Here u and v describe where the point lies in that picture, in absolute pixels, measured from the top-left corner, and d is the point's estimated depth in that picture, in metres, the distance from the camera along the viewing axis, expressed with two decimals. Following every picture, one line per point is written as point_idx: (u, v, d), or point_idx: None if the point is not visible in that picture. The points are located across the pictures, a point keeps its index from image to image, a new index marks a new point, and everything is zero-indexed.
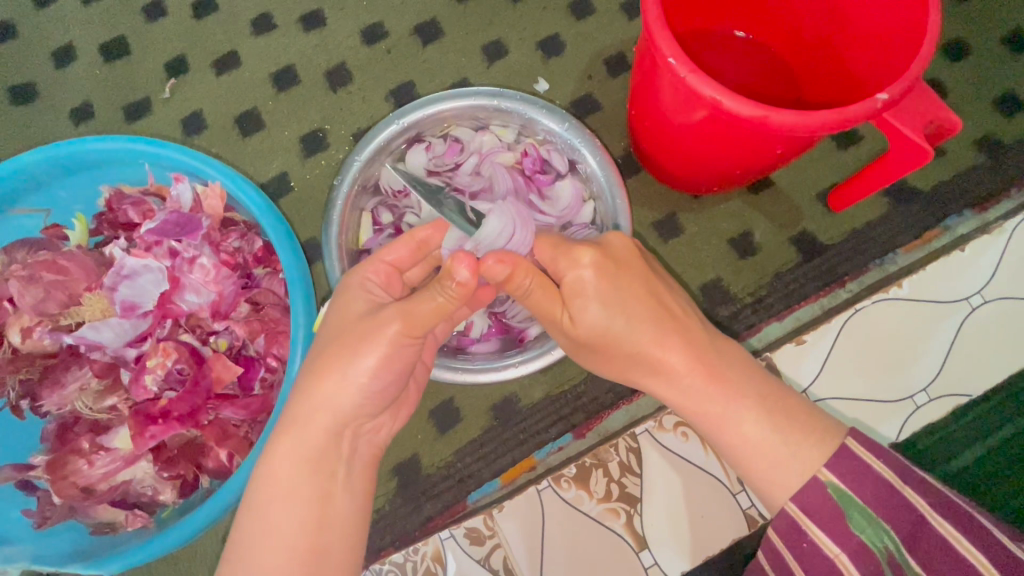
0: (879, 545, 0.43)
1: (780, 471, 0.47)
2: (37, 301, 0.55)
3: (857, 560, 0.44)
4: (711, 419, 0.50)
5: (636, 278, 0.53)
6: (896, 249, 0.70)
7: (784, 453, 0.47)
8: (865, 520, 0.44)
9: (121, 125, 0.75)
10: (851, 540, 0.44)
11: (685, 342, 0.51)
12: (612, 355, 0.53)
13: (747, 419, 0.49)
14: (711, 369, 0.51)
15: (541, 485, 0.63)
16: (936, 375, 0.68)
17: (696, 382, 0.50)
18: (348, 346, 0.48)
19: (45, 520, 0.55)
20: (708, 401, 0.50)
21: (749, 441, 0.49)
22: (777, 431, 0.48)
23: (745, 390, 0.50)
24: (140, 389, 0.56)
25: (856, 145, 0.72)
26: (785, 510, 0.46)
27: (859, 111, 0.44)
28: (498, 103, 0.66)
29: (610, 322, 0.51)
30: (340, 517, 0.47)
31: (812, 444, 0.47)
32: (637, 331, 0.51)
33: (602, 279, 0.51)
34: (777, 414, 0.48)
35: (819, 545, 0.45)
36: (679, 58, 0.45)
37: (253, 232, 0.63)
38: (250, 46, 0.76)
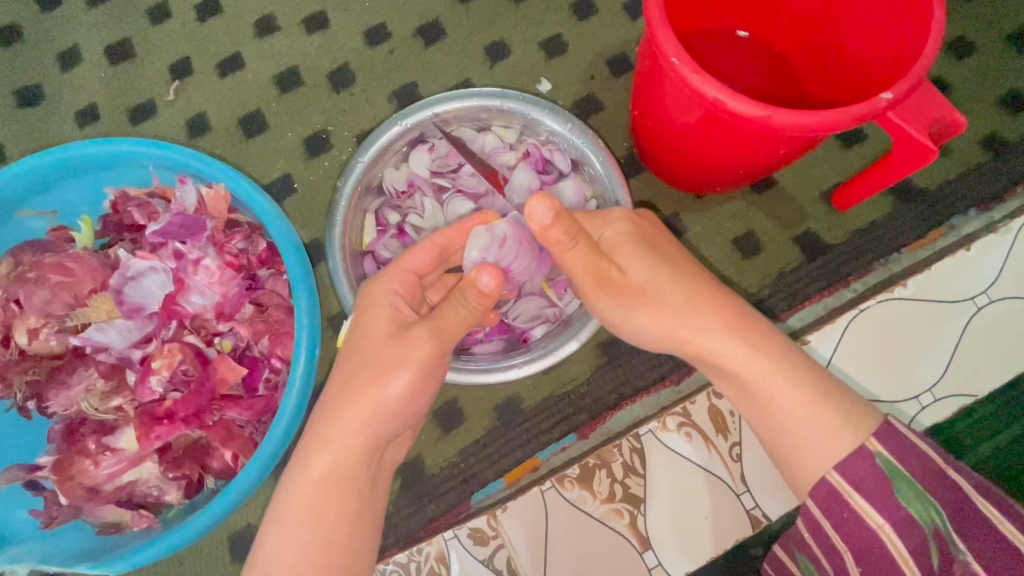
0: (928, 521, 0.42)
1: (832, 436, 0.45)
2: (44, 303, 0.56)
3: (902, 534, 0.42)
4: (761, 383, 0.48)
5: (675, 255, 0.54)
6: (901, 249, 0.69)
7: (837, 421, 0.46)
8: (914, 494, 0.42)
9: (126, 127, 0.75)
10: (897, 513, 0.42)
11: (733, 306, 0.50)
12: (655, 315, 0.51)
13: (799, 383, 0.47)
14: (761, 334, 0.49)
15: (544, 486, 0.63)
16: (941, 375, 0.68)
17: (749, 343, 0.48)
18: (383, 363, 0.48)
19: (51, 521, 0.56)
20: (760, 363, 0.48)
21: (801, 404, 0.46)
22: (827, 397, 0.47)
23: (792, 358, 0.48)
24: (145, 390, 0.56)
25: (861, 144, 0.72)
26: (826, 480, 0.45)
27: (862, 110, 0.44)
28: (500, 103, 0.66)
29: (655, 284, 0.51)
30: (364, 527, 0.47)
31: (861, 411, 0.46)
32: (685, 285, 0.51)
33: (647, 254, 0.52)
34: (818, 382, 0.47)
35: (861, 516, 0.43)
36: (682, 58, 0.45)
37: (256, 233, 0.63)
38: (254, 48, 0.77)
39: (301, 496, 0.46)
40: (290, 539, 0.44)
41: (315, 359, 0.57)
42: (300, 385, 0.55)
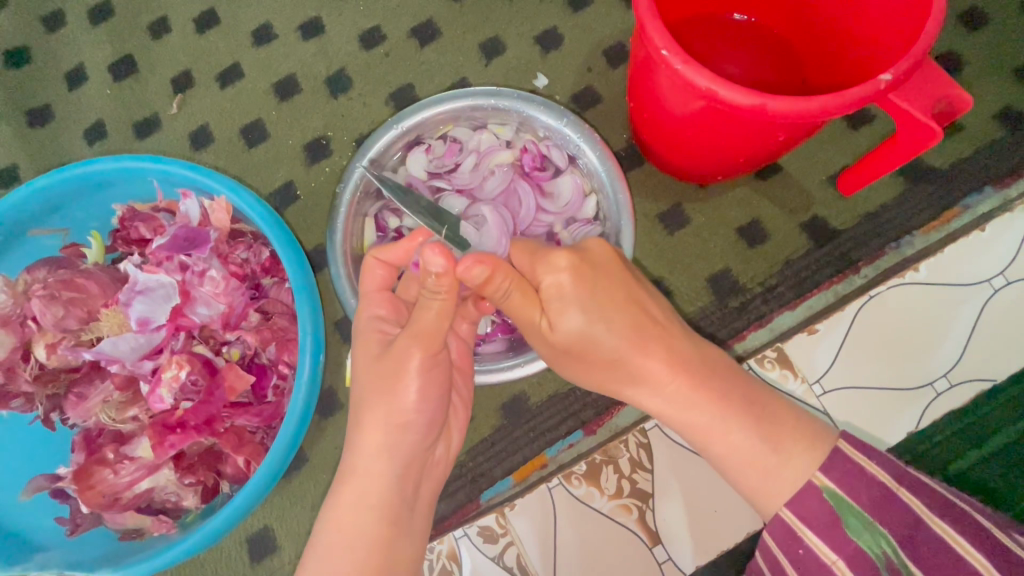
0: (878, 552, 0.41)
1: (771, 481, 0.45)
2: (58, 318, 0.58)
3: (853, 566, 0.42)
4: (697, 431, 0.48)
5: (617, 285, 0.50)
6: (913, 231, 0.67)
7: (774, 462, 0.45)
8: (862, 525, 0.42)
9: (132, 142, 0.77)
10: (847, 546, 0.42)
11: (664, 353, 0.49)
12: (591, 363, 0.51)
13: (737, 429, 0.47)
14: (696, 377, 0.48)
15: (552, 483, 0.63)
16: (957, 360, 0.66)
17: (682, 391, 0.48)
18: (383, 378, 0.49)
19: (77, 527, 0.58)
20: (692, 413, 0.48)
21: (739, 451, 0.46)
22: (767, 440, 0.46)
23: (731, 398, 0.47)
24: (156, 400, 0.57)
25: (868, 124, 0.70)
26: (779, 517, 0.45)
27: (861, 93, 0.43)
28: (496, 102, 0.65)
29: (590, 327, 0.48)
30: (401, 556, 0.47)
31: (802, 448, 0.45)
32: (619, 338, 0.48)
33: (577, 289, 0.48)
34: (764, 422, 0.46)
35: (815, 551, 0.43)
36: (672, 49, 0.44)
37: (259, 243, 0.64)
38: (252, 57, 0.78)
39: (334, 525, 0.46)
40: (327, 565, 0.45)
41: (320, 364, 0.59)
42: (306, 387, 0.57)
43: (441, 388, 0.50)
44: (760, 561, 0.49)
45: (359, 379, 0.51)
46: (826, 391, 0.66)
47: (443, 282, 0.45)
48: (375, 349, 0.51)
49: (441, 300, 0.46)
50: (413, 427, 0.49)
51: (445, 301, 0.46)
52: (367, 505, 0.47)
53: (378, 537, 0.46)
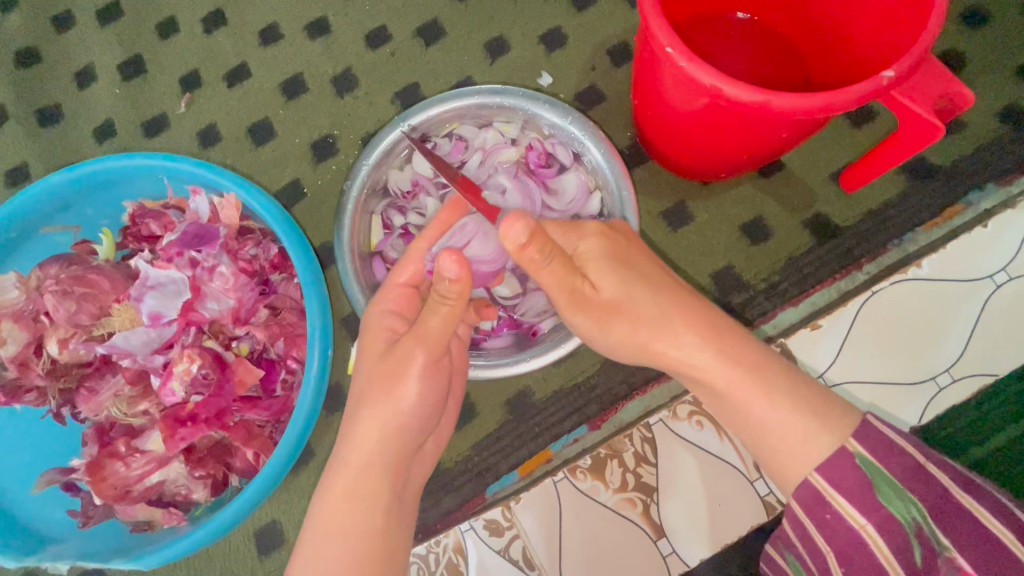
0: (908, 519, 0.43)
1: (809, 444, 0.46)
2: (71, 313, 0.58)
3: (884, 533, 0.44)
4: (736, 397, 0.49)
5: (652, 263, 0.53)
6: (916, 228, 0.68)
7: (813, 427, 0.46)
8: (894, 493, 0.44)
9: (141, 141, 0.78)
10: (879, 513, 0.44)
11: (705, 319, 0.51)
12: (627, 328, 0.51)
13: (773, 396, 0.48)
14: (734, 345, 0.50)
15: (557, 477, 0.64)
16: (959, 356, 0.66)
17: (724, 356, 0.49)
18: (389, 373, 0.50)
19: (88, 520, 0.59)
20: (731, 377, 0.48)
21: (778, 416, 0.47)
22: (803, 405, 0.47)
23: (767, 367, 0.49)
24: (167, 394, 0.58)
25: (870, 122, 0.71)
26: (809, 482, 0.46)
27: (864, 90, 0.43)
28: (501, 100, 0.66)
29: (633, 294, 0.50)
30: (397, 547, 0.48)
31: (836, 414, 0.47)
32: (661, 304, 0.50)
33: (614, 256, 0.51)
34: (797, 389, 0.48)
35: (843, 517, 0.45)
36: (677, 47, 0.45)
37: (268, 239, 0.65)
38: (260, 57, 0.78)
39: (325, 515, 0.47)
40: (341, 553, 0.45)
41: (328, 359, 0.59)
42: (315, 382, 0.57)
43: (438, 391, 0.51)
44: (787, 531, 0.50)
45: (364, 373, 0.52)
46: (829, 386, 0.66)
47: (455, 287, 0.46)
48: (385, 343, 0.52)
49: (451, 305, 0.48)
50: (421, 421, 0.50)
51: (455, 305, 0.48)
52: (375, 497, 0.47)
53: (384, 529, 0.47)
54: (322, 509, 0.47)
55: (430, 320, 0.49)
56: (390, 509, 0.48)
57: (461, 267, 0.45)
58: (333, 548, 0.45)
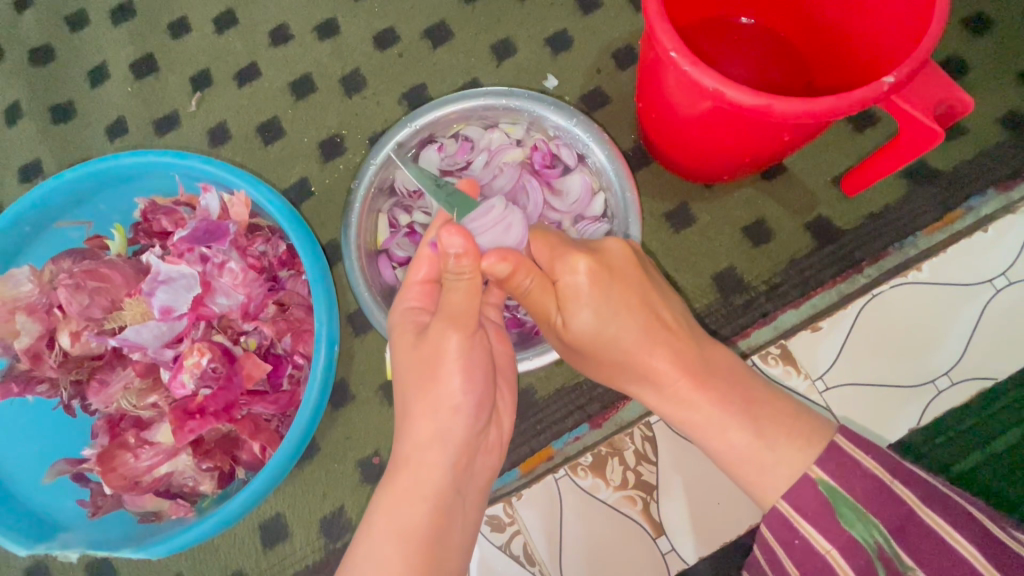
0: (871, 542, 0.43)
1: (766, 476, 0.47)
2: (83, 307, 0.60)
3: (845, 554, 0.43)
4: (696, 428, 0.50)
5: (630, 289, 0.51)
6: (916, 232, 0.68)
7: (770, 460, 0.47)
8: (855, 515, 0.44)
9: (152, 139, 0.79)
10: (842, 536, 0.44)
11: (673, 350, 0.50)
12: (600, 360, 0.53)
13: (732, 427, 0.48)
14: (698, 377, 0.50)
15: (559, 474, 0.64)
16: (958, 359, 0.67)
17: (683, 392, 0.50)
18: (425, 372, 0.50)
19: (98, 510, 0.60)
20: (694, 411, 0.50)
21: (734, 449, 0.48)
22: (763, 438, 0.47)
23: (732, 398, 0.49)
24: (178, 386, 0.59)
25: (873, 127, 0.71)
26: (775, 509, 0.46)
27: (864, 95, 0.44)
28: (507, 102, 0.67)
29: (601, 326, 0.50)
30: (445, 544, 0.47)
31: (798, 449, 0.46)
32: (627, 338, 0.51)
33: (593, 293, 0.50)
34: (761, 422, 0.48)
35: (808, 541, 0.45)
36: (680, 51, 0.46)
37: (277, 236, 0.66)
38: (269, 57, 0.80)
39: (384, 524, 0.46)
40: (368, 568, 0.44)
41: (335, 354, 0.61)
42: (322, 376, 0.59)
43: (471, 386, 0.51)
44: (758, 557, 0.50)
45: (399, 374, 0.53)
46: (829, 387, 0.67)
47: (465, 263, 0.48)
48: (400, 341, 0.53)
49: (467, 281, 0.48)
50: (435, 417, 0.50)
51: (472, 280, 0.48)
52: (394, 491, 0.48)
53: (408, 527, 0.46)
54: (380, 518, 0.47)
55: (440, 317, 0.50)
56: (415, 506, 0.47)
57: (465, 240, 0.47)
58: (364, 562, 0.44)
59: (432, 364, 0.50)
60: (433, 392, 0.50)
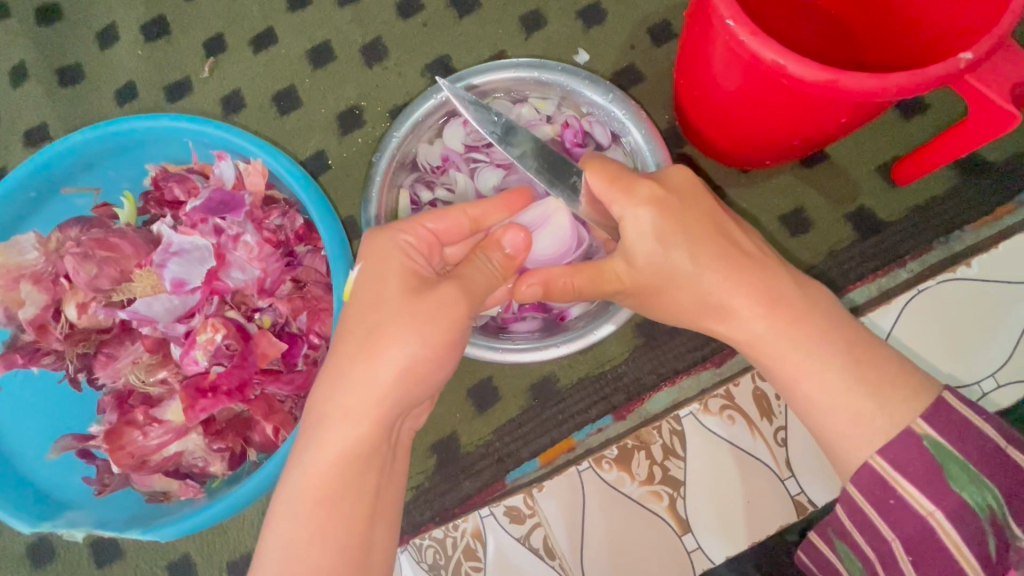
0: (982, 505, 0.40)
1: (861, 426, 0.42)
2: (91, 277, 0.57)
3: (953, 520, 0.40)
4: (784, 368, 0.45)
5: (702, 215, 0.47)
6: (964, 226, 0.65)
7: (871, 407, 0.42)
8: (966, 477, 0.40)
9: (164, 105, 0.75)
10: (950, 499, 0.40)
11: (758, 281, 0.46)
12: (667, 293, 0.48)
13: (831, 368, 0.44)
14: (792, 314, 0.45)
15: (581, 466, 0.62)
16: (1005, 359, 0.64)
17: (772, 325, 0.45)
18: (394, 320, 0.44)
19: (104, 488, 0.58)
20: (781, 350, 0.45)
21: (828, 392, 0.43)
22: (866, 382, 0.43)
23: (830, 338, 0.44)
24: (190, 363, 0.57)
25: (923, 113, 0.68)
26: (870, 464, 0.42)
27: (937, 73, 0.40)
28: (539, 75, 0.64)
29: (670, 256, 0.46)
30: (385, 513, 0.44)
31: (901, 397, 0.42)
32: (703, 270, 0.46)
33: (665, 221, 0.46)
34: (863, 365, 0.43)
35: (909, 503, 0.41)
36: (738, 20, 0.42)
37: (294, 209, 0.63)
38: (286, 23, 0.76)
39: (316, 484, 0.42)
40: (294, 522, 0.41)
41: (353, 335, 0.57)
42: None
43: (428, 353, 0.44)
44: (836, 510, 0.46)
45: (358, 319, 0.45)
46: None
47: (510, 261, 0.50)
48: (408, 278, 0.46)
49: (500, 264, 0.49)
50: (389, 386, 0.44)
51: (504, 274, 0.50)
52: (341, 458, 0.42)
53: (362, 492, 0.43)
54: (313, 474, 0.42)
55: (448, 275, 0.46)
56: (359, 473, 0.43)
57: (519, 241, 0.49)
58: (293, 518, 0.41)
59: (408, 321, 0.44)
60: (384, 352, 0.43)
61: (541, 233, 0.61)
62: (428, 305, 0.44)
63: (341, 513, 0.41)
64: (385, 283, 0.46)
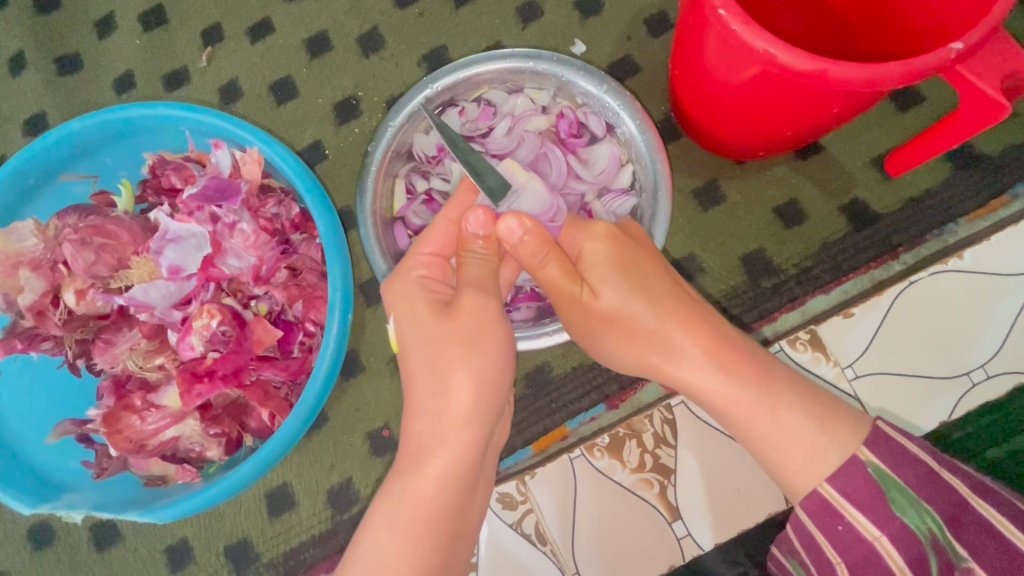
0: (924, 529, 0.43)
1: (817, 459, 0.45)
2: (88, 264, 0.57)
3: (898, 544, 0.43)
4: (740, 409, 0.47)
5: (650, 253, 0.52)
6: (958, 218, 0.65)
7: (821, 440, 0.45)
8: (908, 502, 0.43)
9: (161, 94, 0.76)
10: (893, 523, 0.44)
11: (705, 327, 0.49)
12: (626, 336, 0.51)
13: (781, 402, 0.47)
14: (739, 355, 0.48)
15: (573, 454, 0.63)
16: (995, 351, 0.64)
17: (725, 365, 0.48)
18: (465, 349, 0.48)
19: (103, 471, 0.59)
20: (737, 390, 0.47)
21: (782, 429, 0.46)
22: (812, 417, 0.46)
23: (777, 375, 0.48)
24: (186, 348, 0.58)
25: (918, 106, 0.68)
26: (818, 493, 0.45)
27: (927, 63, 0.41)
28: (534, 65, 0.64)
29: (628, 294, 0.49)
30: (467, 527, 0.49)
31: (844, 426, 0.46)
32: (655, 311, 0.49)
33: (619, 257, 0.51)
34: (807, 399, 0.47)
35: (856, 528, 0.44)
36: (730, 9, 0.42)
37: (290, 198, 0.64)
38: (284, 13, 0.76)
39: (410, 505, 0.45)
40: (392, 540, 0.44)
41: (348, 322, 0.58)
42: (334, 345, 0.57)
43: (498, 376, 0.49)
44: (788, 532, 0.49)
45: (423, 349, 0.49)
46: (858, 375, 0.65)
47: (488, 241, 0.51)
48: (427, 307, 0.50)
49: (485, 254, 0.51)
50: (471, 411, 0.48)
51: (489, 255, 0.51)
52: (439, 481, 0.46)
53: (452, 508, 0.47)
54: (409, 495, 0.46)
55: (486, 307, 0.49)
56: (455, 492, 0.47)
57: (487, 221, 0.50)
58: (390, 540, 0.45)
59: (475, 350, 0.48)
60: (454, 380, 0.47)
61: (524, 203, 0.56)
62: (490, 335, 0.49)
63: (433, 531, 0.45)
64: (425, 315, 0.50)
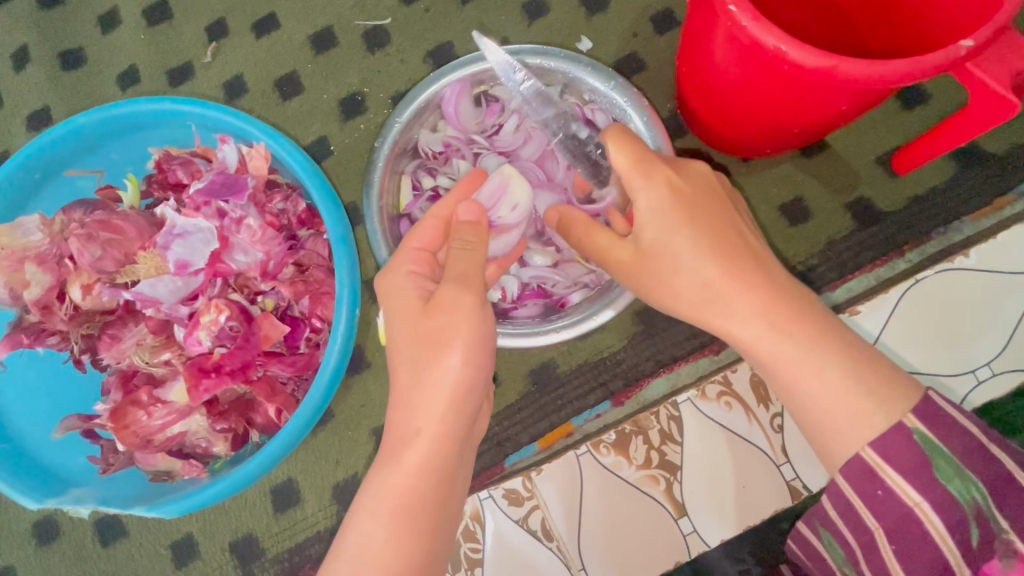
0: (969, 499, 0.41)
1: (861, 424, 0.44)
2: (95, 258, 0.57)
3: (941, 512, 0.42)
4: (786, 367, 0.46)
5: (707, 202, 0.49)
6: (963, 217, 0.65)
7: (870, 406, 0.44)
8: (954, 472, 0.42)
9: (165, 89, 0.76)
10: (936, 490, 0.42)
11: (762, 283, 0.46)
12: (673, 287, 0.48)
13: (832, 366, 0.45)
14: (793, 314, 0.46)
15: (578, 451, 0.63)
16: (1000, 350, 0.65)
17: (777, 322, 0.46)
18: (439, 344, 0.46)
19: (109, 467, 0.59)
20: (785, 347, 0.45)
21: (829, 391, 0.44)
22: (864, 382, 0.44)
23: (830, 337, 0.45)
24: (193, 344, 0.58)
25: (923, 104, 0.68)
26: (861, 457, 0.44)
27: (938, 60, 0.40)
28: (541, 61, 0.64)
29: (680, 246, 0.47)
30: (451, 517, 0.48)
31: (895, 393, 0.44)
32: (709, 264, 0.46)
33: (676, 207, 0.47)
34: (860, 364, 0.45)
35: (896, 493, 0.43)
36: (740, 6, 0.42)
37: (297, 194, 0.63)
38: (288, 8, 0.76)
39: (404, 499, 0.45)
40: (374, 532, 0.45)
41: (355, 318, 0.58)
42: (341, 341, 0.56)
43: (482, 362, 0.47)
44: (826, 505, 0.48)
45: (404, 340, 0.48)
46: None
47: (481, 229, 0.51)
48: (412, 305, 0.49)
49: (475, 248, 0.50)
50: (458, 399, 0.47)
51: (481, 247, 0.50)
52: (420, 470, 0.46)
53: (439, 498, 0.47)
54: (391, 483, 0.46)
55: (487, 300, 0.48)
56: (433, 481, 0.46)
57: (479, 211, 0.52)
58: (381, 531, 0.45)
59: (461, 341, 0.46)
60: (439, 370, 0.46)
61: (501, 207, 0.60)
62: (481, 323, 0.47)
63: (416, 525, 0.45)
64: (414, 311, 0.48)
